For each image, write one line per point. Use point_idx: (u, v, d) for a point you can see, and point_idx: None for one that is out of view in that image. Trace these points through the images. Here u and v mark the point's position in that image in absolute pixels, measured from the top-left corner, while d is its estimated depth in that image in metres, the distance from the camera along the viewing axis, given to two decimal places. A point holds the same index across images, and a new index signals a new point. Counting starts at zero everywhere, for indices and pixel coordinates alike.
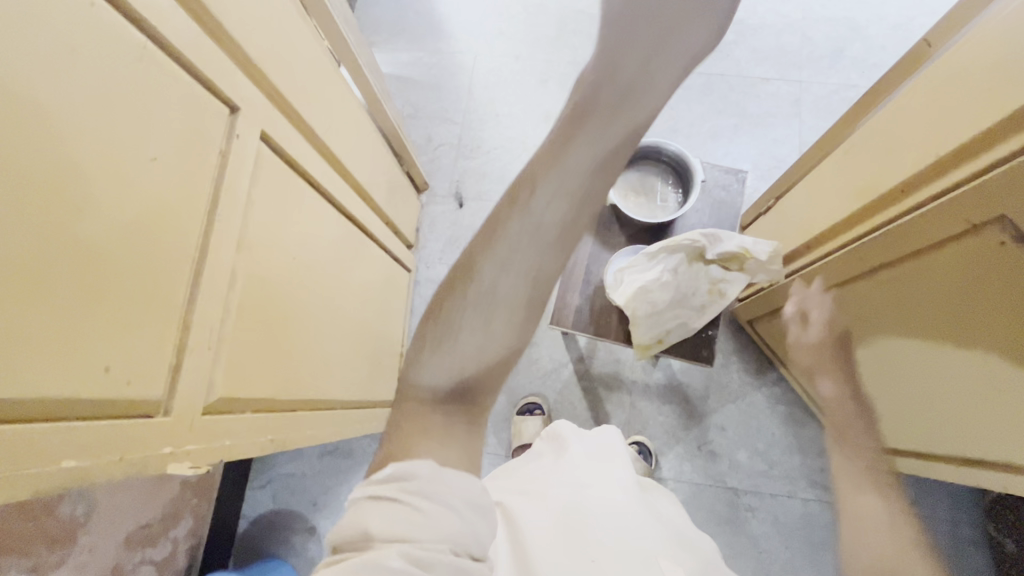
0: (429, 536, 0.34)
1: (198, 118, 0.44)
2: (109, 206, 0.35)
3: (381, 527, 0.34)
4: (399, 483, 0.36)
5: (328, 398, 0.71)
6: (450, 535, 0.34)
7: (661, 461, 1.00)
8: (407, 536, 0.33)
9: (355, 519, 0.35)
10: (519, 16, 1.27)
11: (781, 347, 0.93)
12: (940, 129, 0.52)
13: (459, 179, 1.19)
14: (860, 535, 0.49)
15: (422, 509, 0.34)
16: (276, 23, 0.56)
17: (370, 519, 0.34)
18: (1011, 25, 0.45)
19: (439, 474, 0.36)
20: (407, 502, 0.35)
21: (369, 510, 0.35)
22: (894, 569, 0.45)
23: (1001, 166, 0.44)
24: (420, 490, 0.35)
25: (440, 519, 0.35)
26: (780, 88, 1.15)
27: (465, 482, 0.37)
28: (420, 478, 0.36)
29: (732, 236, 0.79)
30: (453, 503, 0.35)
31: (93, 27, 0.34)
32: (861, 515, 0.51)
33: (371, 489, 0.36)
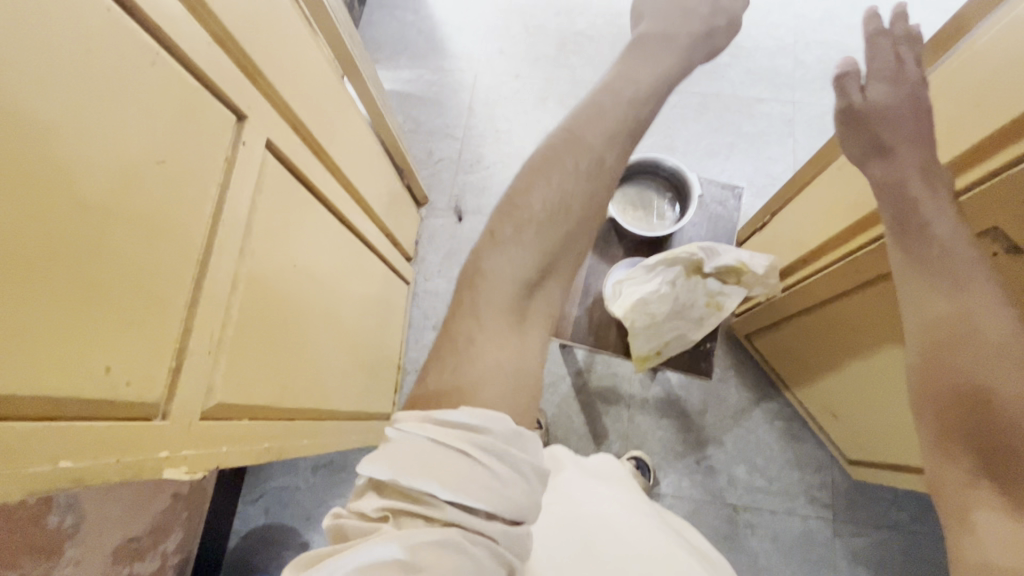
0: (502, 504, 0.33)
1: (206, 124, 0.45)
2: (113, 202, 0.35)
3: (452, 488, 0.32)
4: (472, 437, 0.34)
5: (326, 408, 0.70)
6: (519, 505, 0.34)
7: (659, 477, 0.99)
8: (480, 501, 0.32)
9: (420, 466, 0.33)
10: (520, 36, 1.30)
11: (781, 361, 0.95)
12: (932, 145, 0.54)
13: (459, 193, 1.20)
14: (942, 347, 0.48)
15: (496, 471, 0.33)
16: (284, 34, 0.57)
17: (441, 473, 0.32)
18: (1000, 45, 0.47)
19: (512, 436, 0.36)
20: (479, 459, 0.33)
21: (438, 462, 0.33)
22: (987, 380, 0.45)
23: (1005, 171, 0.46)
24: (493, 450, 0.34)
25: (512, 486, 0.34)
26: (774, 108, 1.18)
27: (531, 447, 0.37)
28: (494, 435, 0.35)
29: (729, 250, 0.81)
30: (525, 469, 0.35)
31: (108, 32, 0.35)
32: (937, 323, 0.49)
33: (438, 436, 0.34)
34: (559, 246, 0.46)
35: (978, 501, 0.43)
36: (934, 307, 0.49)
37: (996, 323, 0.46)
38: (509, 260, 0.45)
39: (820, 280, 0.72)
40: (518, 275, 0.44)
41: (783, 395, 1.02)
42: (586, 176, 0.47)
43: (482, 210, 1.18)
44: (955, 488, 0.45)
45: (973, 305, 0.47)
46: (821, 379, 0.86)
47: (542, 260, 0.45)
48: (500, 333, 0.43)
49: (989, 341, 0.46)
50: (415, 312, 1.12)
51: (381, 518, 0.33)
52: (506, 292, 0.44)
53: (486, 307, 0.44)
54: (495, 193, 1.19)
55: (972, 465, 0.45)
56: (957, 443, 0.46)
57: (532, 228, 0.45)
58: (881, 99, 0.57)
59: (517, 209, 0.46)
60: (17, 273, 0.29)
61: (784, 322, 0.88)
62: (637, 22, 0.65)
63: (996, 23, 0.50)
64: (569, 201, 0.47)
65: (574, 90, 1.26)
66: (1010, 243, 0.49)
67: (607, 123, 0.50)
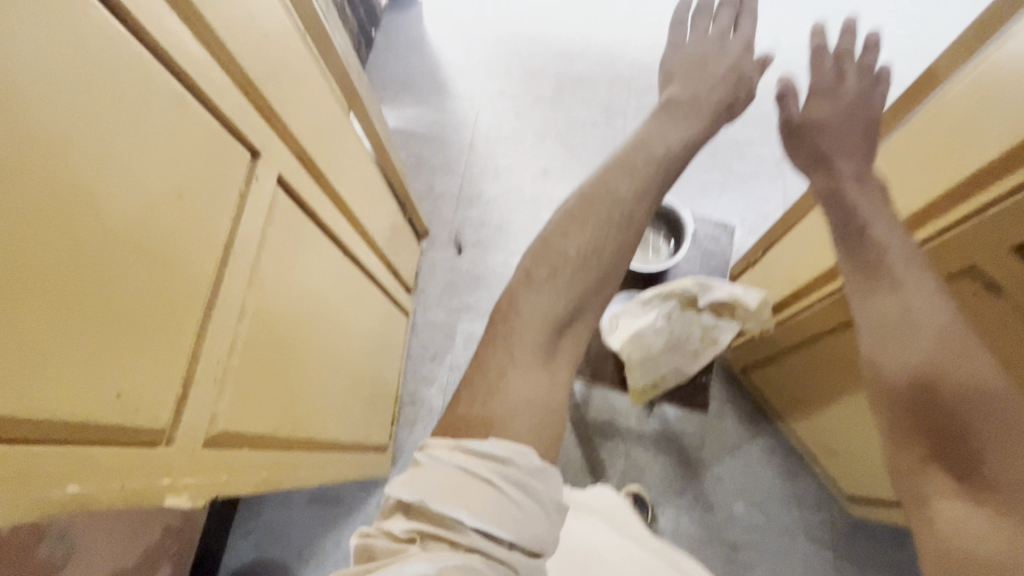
0: (522, 535, 0.35)
1: (222, 159, 0.47)
2: (130, 231, 0.37)
3: (478, 516, 0.34)
4: (497, 468, 0.36)
5: (324, 438, 0.70)
6: (538, 535, 0.35)
7: (657, 512, 0.98)
8: (503, 529, 0.34)
9: (448, 493, 0.35)
10: (519, 79, 1.36)
11: (777, 395, 0.96)
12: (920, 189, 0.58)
13: (459, 227, 1.22)
14: (891, 347, 0.45)
15: (519, 503, 0.35)
16: (298, 78, 0.61)
17: (468, 499, 0.34)
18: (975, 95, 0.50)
19: (536, 470, 0.37)
20: (503, 491, 0.35)
21: (466, 490, 0.35)
22: (941, 375, 0.43)
23: (990, 208, 0.48)
24: (517, 482, 0.36)
25: (532, 518, 0.35)
26: (764, 148, 1.23)
27: (554, 483, 0.38)
28: (519, 468, 0.37)
29: (723, 285, 0.83)
30: (546, 503, 0.37)
31: (138, 76, 0.37)
32: (880, 319, 0.47)
33: (467, 466, 0.36)
34: (589, 291, 0.49)
35: (932, 490, 0.42)
36: (877, 305, 0.47)
37: (941, 316, 0.44)
38: (542, 292, 0.48)
39: (813, 315, 0.74)
40: (552, 315, 0.47)
41: (780, 430, 1.03)
42: (619, 226, 0.51)
43: (482, 243, 1.20)
44: (905, 476, 0.44)
45: (914, 300, 0.46)
46: (817, 413, 0.86)
47: (574, 303, 0.48)
48: (530, 369, 0.45)
49: (925, 324, 0.45)
50: (413, 342, 1.13)
51: (408, 540, 0.34)
52: (543, 326, 0.47)
53: (521, 343, 0.46)
54: (495, 227, 1.22)
55: (921, 451, 0.43)
56: (904, 430, 0.44)
57: (567, 273, 0.48)
58: (821, 113, 0.63)
59: (553, 253, 0.49)
60: (34, 295, 0.30)
61: (779, 356, 0.89)
62: (666, 82, 0.70)
63: (968, 78, 0.54)
64: (609, 242, 0.51)
65: (571, 130, 1.31)
66: (988, 281, 0.52)
67: (639, 178, 0.54)
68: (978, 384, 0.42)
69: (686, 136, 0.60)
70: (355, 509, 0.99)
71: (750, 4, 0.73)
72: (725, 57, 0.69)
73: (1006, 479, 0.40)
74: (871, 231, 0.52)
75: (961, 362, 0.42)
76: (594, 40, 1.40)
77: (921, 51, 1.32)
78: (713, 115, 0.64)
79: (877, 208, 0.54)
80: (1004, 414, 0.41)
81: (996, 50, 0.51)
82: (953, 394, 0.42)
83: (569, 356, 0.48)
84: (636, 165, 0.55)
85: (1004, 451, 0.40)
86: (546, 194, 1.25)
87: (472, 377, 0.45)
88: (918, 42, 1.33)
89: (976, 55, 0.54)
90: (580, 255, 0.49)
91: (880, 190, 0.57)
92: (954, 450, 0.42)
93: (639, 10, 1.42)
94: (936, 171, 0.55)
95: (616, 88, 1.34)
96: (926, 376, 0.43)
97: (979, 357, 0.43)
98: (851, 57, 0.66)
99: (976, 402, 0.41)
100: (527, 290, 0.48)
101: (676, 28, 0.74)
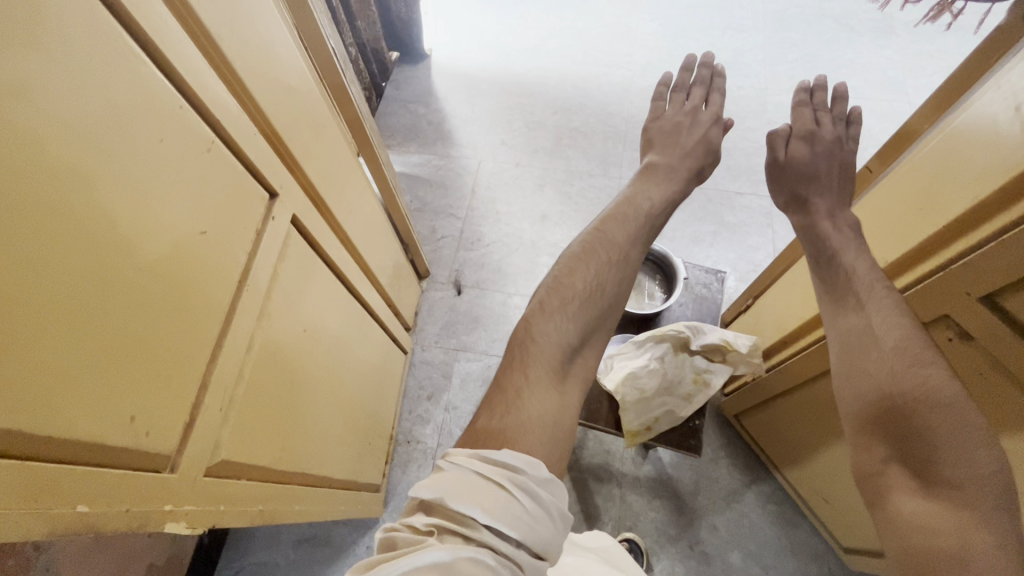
0: (531, 536, 0.35)
1: (244, 199, 0.50)
2: (156, 263, 0.40)
3: (490, 514, 0.35)
4: (511, 474, 0.38)
5: (319, 474, 0.70)
6: (545, 540, 0.36)
7: (653, 561, 0.96)
8: (513, 529, 0.35)
9: (464, 490, 0.36)
10: (521, 131, 1.43)
11: (770, 441, 0.96)
12: (899, 240, 0.61)
13: (459, 268, 1.25)
14: (861, 360, 0.54)
15: (529, 507, 0.36)
16: (315, 124, 0.65)
17: (483, 499, 0.36)
18: (946, 159, 0.55)
19: (543, 480, 0.39)
20: (514, 493, 0.37)
21: (479, 489, 0.36)
22: (893, 383, 0.50)
23: (957, 261, 0.51)
24: (528, 488, 0.37)
25: (540, 522, 0.36)
26: (753, 202, 1.29)
27: (560, 493, 0.40)
28: (529, 476, 0.38)
29: (715, 330, 0.88)
30: (554, 510, 0.38)
31: (178, 123, 0.41)
32: (849, 332, 0.56)
33: (482, 469, 0.38)
34: (596, 320, 0.54)
35: (893, 487, 0.49)
36: (847, 321, 0.57)
37: (896, 334, 0.53)
38: (554, 318, 0.52)
39: (800, 361, 0.76)
40: (563, 341, 0.52)
41: (774, 478, 1.03)
42: (617, 265, 0.57)
43: (481, 284, 1.23)
44: (872, 477, 0.51)
45: (875, 321, 0.55)
46: (811, 459, 0.86)
47: (582, 331, 0.53)
48: (543, 390, 0.48)
49: (876, 348, 0.53)
50: (410, 380, 1.14)
51: (427, 533, 0.35)
52: (554, 352, 0.51)
53: (535, 364, 0.50)
54: (494, 269, 1.25)
55: (883, 454, 0.50)
56: (868, 436, 0.52)
57: (576, 303, 0.54)
58: (801, 155, 0.71)
59: (562, 286, 0.55)
60: (70, 307, 0.33)
61: (770, 402, 0.90)
62: (645, 148, 0.75)
63: (932, 141, 0.59)
64: (620, 271, 0.57)
65: (570, 178, 1.37)
66: (961, 330, 0.54)
67: (629, 226, 0.61)
68: (927, 393, 0.48)
69: (667, 194, 0.67)
70: (344, 552, 0.97)
71: (720, 82, 0.78)
72: (696, 131, 0.73)
73: (960, 477, 0.45)
74: (843, 262, 0.61)
75: (911, 376, 0.50)
76: (591, 97, 1.48)
77: (899, 115, 1.40)
78: (686, 180, 0.70)
79: (851, 244, 0.63)
80: (956, 418, 0.47)
81: (957, 115, 0.56)
82: (904, 403, 0.49)
83: (577, 380, 0.52)
84: (628, 217, 0.62)
85: (953, 452, 0.46)
86: (545, 238, 1.29)
87: (479, 407, 0.48)
88: (895, 107, 1.42)
89: (942, 120, 0.59)
90: (590, 283, 0.55)
91: (850, 231, 0.64)
92: (910, 451, 0.48)
93: (633, 71, 1.52)
94: (906, 224, 0.60)
95: (613, 141, 1.41)
96: (883, 390, 0.51)
97: (931, 371, 0.49)
98: (825, 107, 0.76)
99: (929, 409, 0.48)
100: (526, 323, 0.53)
101: (655, 102, 0.79)
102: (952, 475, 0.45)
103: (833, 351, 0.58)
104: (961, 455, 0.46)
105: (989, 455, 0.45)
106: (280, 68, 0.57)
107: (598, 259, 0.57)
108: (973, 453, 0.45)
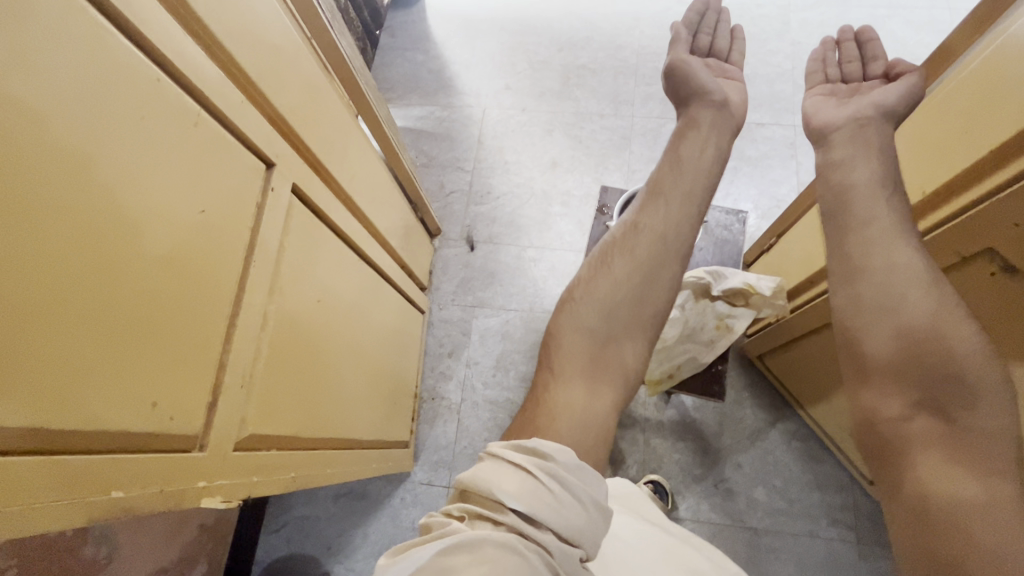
0: (558, 520, 0.37)
1: (241, 172, 0.48)
2: (158, 249, 0.39)
3: (518, 498, 0.37)
4: (539, 463, 0.40)
5: (350, 436, 0.72)
6: (575, 526, 0.38)
7: (678, 500, 0.99)
8: (540, 514, 0.37)
9: (495, 476, 0.39)
10: (525, 73, 1.36)
11: (795, 381, 0.95)
12: (945, 166, 0.56)
13: (471, 224, 1.23)
14: (901, 304, 0.54)
15: (555, 491, 0.39)
16: (307, 86, 0.62)
17: (512, 485, 0.38)
18: (1003, 72, 0.49)
19: (573, 468, 0.42)
20: (542, 479, 0.39)
21: (509, 475, 0.39)
22: (937, 332, 0.52)
23: (1001, 190, 0.47)
24: (555, 474, 0.40)
25: (569, 508, 0.38)
26: (775, 132, 1.21)
27: (592, 483, 0.42)
28: (558, 463, 0.41)
29: (737, 273, 0.85)
30: (583, 497, 0.40)
31: (160, 97, 0.39)
32: (890, 271, 0.55)
33: (514, 458, 0.41)
34: (617, 302, 0.58)
35: (916, 432, 0.53)
36: (891, 259, 0.56)
37: (939, 284, 0.54)
38: (577, 308, 0.59)
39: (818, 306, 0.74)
40: (585, 325, 0.58)
41: (800, 416, 1.02)
42: (630, 244, 0.61)
43: (494, 238, 1.21)
44: (894, 423, 0.54)
45: (925, 266, 0.55)
46: (833, 398, 0.86)
47: (607, 313, 0.58)
48: (575, 384, 0.55)
49: (914, 296, 0.54)
50: (430, 339, 1.14)
51: (459, 518, 0.38)
52: (582, 334, 0.58)
53: (563, 354, 0.57)
54: (506, 222, 1.23)
55: (911, 400, 0.53)
56: (897, 382, 0.54)
57: (587, 290, 0.60)
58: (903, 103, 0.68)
59: (584, 280, 0.61)
60: (83, 304, 0.33)
61: (794, 343, 0.88)
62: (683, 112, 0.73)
63: (988, 51, 0.52)
64: (638, 249, 0.61)
65: (579, 121, 1.30)
66: (1005, 264, 0.51)
67: (647, 202, 0.64)
68: (968, 346, 0.51)
69: (674, 150, 0.67)
70: (382, 503, 1.02)
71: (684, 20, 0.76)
72: (720, 123, 0.68)
73: (980, 427, 0.50)
74: (857, 214, 0.60)
75: (950, 328, 0.52)
76: (598, 29, 1.38)
77: (937, 23, 1.28)
78: (687, 124, 0.68)
79: (875, 198, 0.60)
80: (990, 372, 0.50)
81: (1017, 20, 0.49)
82: (944, 355, 0.51)
83: (609, 359, 0.57)
84: (644, 201, 0.65)
85: (983, 404, 0.50)
86: (557, 188, 1.25)
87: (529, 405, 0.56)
88: (934, 15, 1.29)
89: (978, 42, 0.54)
90: (610, 274, 0.60)
91: (866, 181, 0.61)
92: (940, 399, 0.52)
93: None
94: (951, 149, 0.55)
95: (623, 75, 1.33)
96: (923, 341, 0.53)
97: (969, 325, 0.51)
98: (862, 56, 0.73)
99: (968, 362, 0.50)
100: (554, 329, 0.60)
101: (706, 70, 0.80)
102: (975, 424, 0.50)
103: (864, 287, 0.57)
104: (988, 407, 0.50)
105: (1009, 408, 0.49)
106: (262, 25, 0.53)
107: (620, 260, 0.60)
108: (996, 408, 0.49)
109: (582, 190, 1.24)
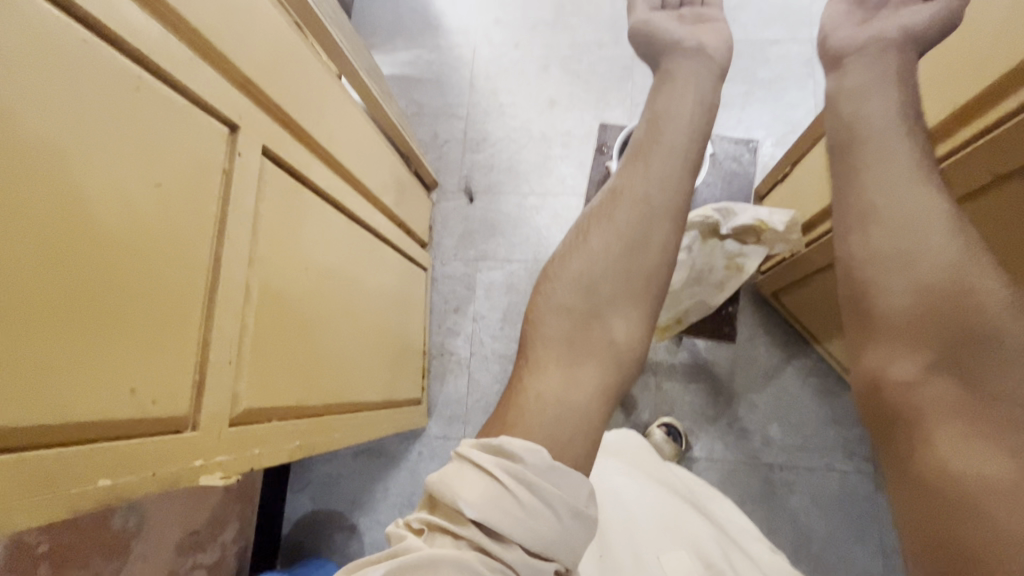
0: (523, 532, 0.37)
1: (200, 138, 0.45)
2: (113, 231, 0.36)
3: (479, 511, 0.37)
4: (507, 467, 0.39)
5: (354, 399, 0.72)
6: (543, 536, 0.38)
7: (692, 441, 0.99)
8: (501, 526, 0.37)
9: (459, 484, 0.39)
10: (516, 3, 1.25)
11: (810, 316, 0.91)
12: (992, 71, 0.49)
13: (468, 174, 1.18)
14: (918, 249, 0.48)
15: (522, 499, 0.38)
16: (269, 36, 0.56)
17: (475, 496, 0.38)
18: None
19: (545, 470, 0.40)
20: (508, 486, 0.38)
21: (472, 482, 0.39)
22: (958, 279, 0.46)
23: None
24: (523, 479, 0.39)
25: (536, 517, 0.38)
26: (791, 49, 1.11)
27: (567, 484, 0.40)
28: (528, 465, 0.40)
29: (748, 209, 0.81)
30: (554, 503, 0.39)
31: (90, 62, 0.35)
32: (904, 211, 0.50)
33: (482, 461, 0.40)
34: (612, 258, 0.55)
35: (933, 398, 0.46)
36: (905, 199, 0.50)
37: (956, 228, 0.48)
38: (569, 268, 0.55)
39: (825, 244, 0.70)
40: (574, 288, 0.54)
41: (817, 352, 0.99)
42: (624, 196, 0.57)
43: (493, 188, 1.16)
44: (905, 388, 0.47)
45: (941, 209, 0.49)
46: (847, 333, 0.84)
47: (603, 267, 0.54)
48: (547, 371, 0.50)
49: (931, 240, 0.48)
50: (434, 296, 1.12)
51: (420, 531, 0.39)
52: (573, 292, 0.54)
53: (555, 316, 0.54)
54: (505, 169, 1.17)
55: (926, 362, 0.46)
56: (911, 340, 0.47)
57: (575, 253, 0.56)
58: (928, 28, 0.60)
59: (575, 240, 0.57)
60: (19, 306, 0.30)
61: (808, 279, 0.84)
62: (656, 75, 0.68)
63: None
64: (631, 201, 0.57)
65: (577, 53, 1.21)
66: None
67: (638, 151, 0.60)
68: (991, 295, 0.45)
69: (661, 93, 0.62)
70: (400, 460, 1.04)
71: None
72: (701, 71, 0.62)
73: (1007, 390, 0.43)
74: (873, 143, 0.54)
75: (972, 277, 0.46)
76: None
77: None
78: (671, 68, 0.63)
79: (894, 120, 0.54)
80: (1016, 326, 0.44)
81: None
82: (969, 306, 0.46)
83: (600, 323, 0.53)
84: (635, 148, 0.60)
85: (1010, 363, 0.44)
86: (557, 129, 1.18)
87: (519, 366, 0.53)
88: None
89: None
90: (604, 229, 0.56)
91: (885, 105, 0.55)
92: (960, 359, 0.45)
93: None
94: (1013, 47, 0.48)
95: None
96: (943, 291, 0.46)
97: (991, 274, 0.46)
98: None
99: (992, 314, 0.45)
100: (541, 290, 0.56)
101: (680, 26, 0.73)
102: (1001, 388, 0.44)
103: (875, 232, 0.50)
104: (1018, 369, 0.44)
105: None
106: None
107: (598, 225, 0.56)
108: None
109: (582, 129, 1.17)
